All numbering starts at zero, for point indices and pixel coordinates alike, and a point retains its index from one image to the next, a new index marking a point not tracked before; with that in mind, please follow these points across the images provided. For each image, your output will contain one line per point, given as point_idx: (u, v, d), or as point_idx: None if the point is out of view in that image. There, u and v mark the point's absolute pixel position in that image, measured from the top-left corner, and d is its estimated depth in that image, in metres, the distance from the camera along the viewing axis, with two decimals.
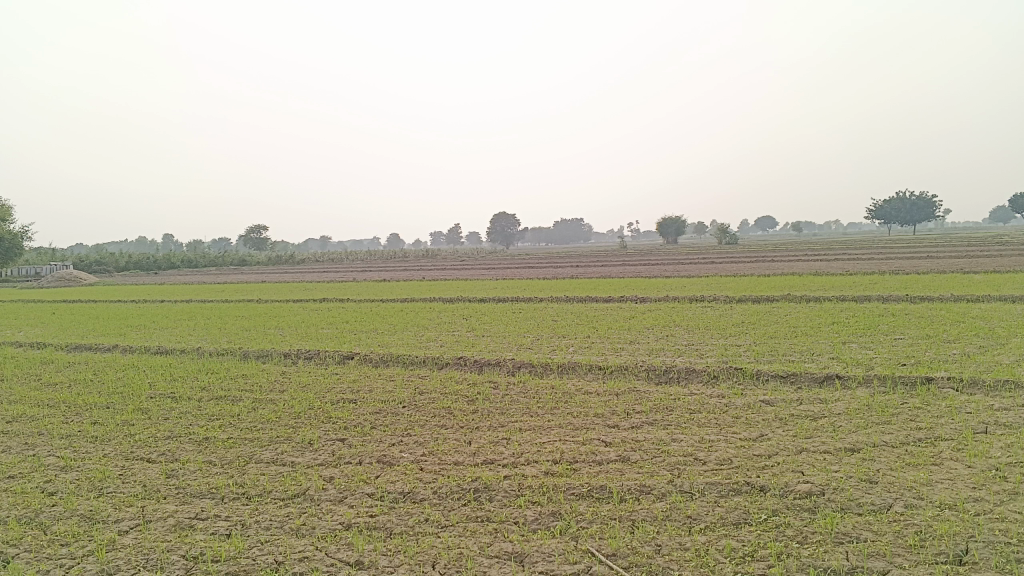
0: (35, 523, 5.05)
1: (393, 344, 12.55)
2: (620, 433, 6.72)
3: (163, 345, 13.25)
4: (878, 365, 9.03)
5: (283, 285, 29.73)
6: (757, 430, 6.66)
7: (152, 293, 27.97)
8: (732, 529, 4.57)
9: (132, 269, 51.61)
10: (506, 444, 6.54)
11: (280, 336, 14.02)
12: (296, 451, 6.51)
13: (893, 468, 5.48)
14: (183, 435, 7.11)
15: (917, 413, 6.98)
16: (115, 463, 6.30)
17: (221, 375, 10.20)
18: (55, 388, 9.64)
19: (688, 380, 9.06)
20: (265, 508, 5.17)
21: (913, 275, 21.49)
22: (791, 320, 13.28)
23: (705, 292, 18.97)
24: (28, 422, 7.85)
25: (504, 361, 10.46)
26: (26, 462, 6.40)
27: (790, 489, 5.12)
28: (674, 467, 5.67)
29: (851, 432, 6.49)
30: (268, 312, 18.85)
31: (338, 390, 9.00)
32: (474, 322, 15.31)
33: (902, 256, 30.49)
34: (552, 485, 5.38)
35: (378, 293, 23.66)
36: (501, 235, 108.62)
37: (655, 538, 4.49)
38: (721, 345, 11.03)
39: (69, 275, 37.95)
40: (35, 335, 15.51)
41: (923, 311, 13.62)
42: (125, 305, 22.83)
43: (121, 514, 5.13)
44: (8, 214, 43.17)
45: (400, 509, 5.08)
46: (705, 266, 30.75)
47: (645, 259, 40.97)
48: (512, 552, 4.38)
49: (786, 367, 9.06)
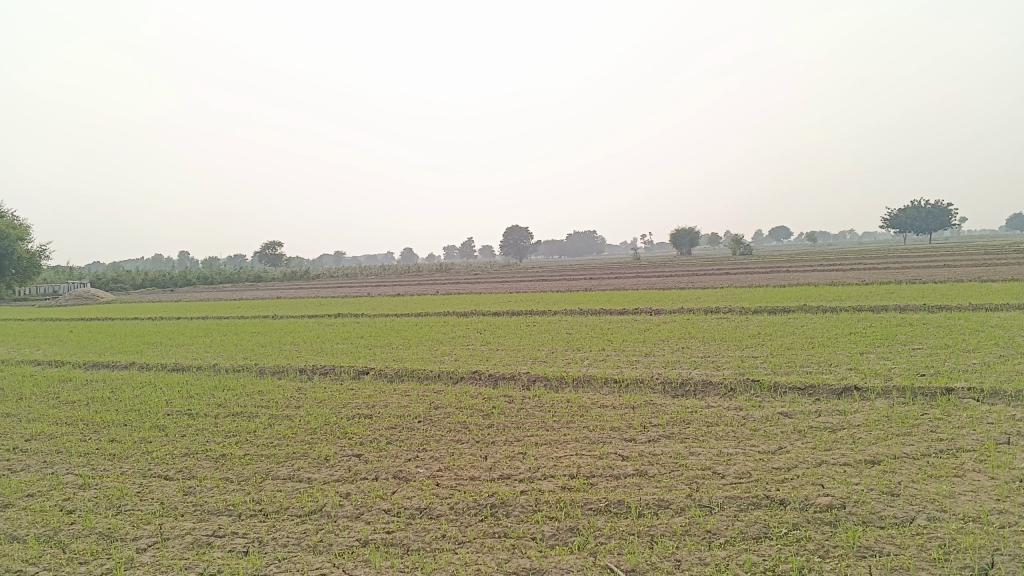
0: (53, 541, 5.06)
1: (408, 358, 12.57)
2: (637, 447, 6.68)
3: (180, 362, 13.32)
4: (896, 376, 8.95)
5: (298, 301, 29.85)
6: (775, 443, 6.60)
7: (167, 310, 28.14)
8: (752, 544, 4.52)
9: (148, 286, 52.03)
10: (522, 459, 6.51)
11: (295, 352, 14.08)
12: (313, 467, 6.51)
13: (915, 480, 5.41)
14: (200, 452, 7.14)
15: (937, 424, 6.91)
16: (133, 481, 6.32)
17: (237, 391, 10.23)
18: (73, 406, 9.70)
19: (705, 393, 9.00)
20: (283, 525, 5.17)
21: (929, 284, 21.34)
22: (808, 331, 13.19)
23: (720, 303, 18.90)
24: (47, 440, 7.90)
25: (519, 375, 10.44)
26: (44, 480, 6.43)
27: (810, 502, 5.07)
28: (691, 481, 5.63)
29: (871, 444, 6.42)
30: (283, 327, 18.92)
31: (354, 405, 9.01)
32: (488, 336, 15.30)
33: (917, 266, 30.23)
34: (569, 499, 5.35)
35: (392, 308, 23.68)
36: (515, 249, 108.76)
37: (674, 553, 4.44)
38: (737, 357, 10.97)
39: (85, 293, 38.32)
40: (53, 352, 15.64)
41: (941, 321, 13.50)
42: (142, 322, 22.99)
43: (140, 532, 5.14)
44: (26, 233, 43.62)
45: (417, 525, 5.06)
46: (720, 277, 30.66)
47: (659, 270, 40.86)
48: (531, 568, 4.35)
49: (803, 379, 9.00)
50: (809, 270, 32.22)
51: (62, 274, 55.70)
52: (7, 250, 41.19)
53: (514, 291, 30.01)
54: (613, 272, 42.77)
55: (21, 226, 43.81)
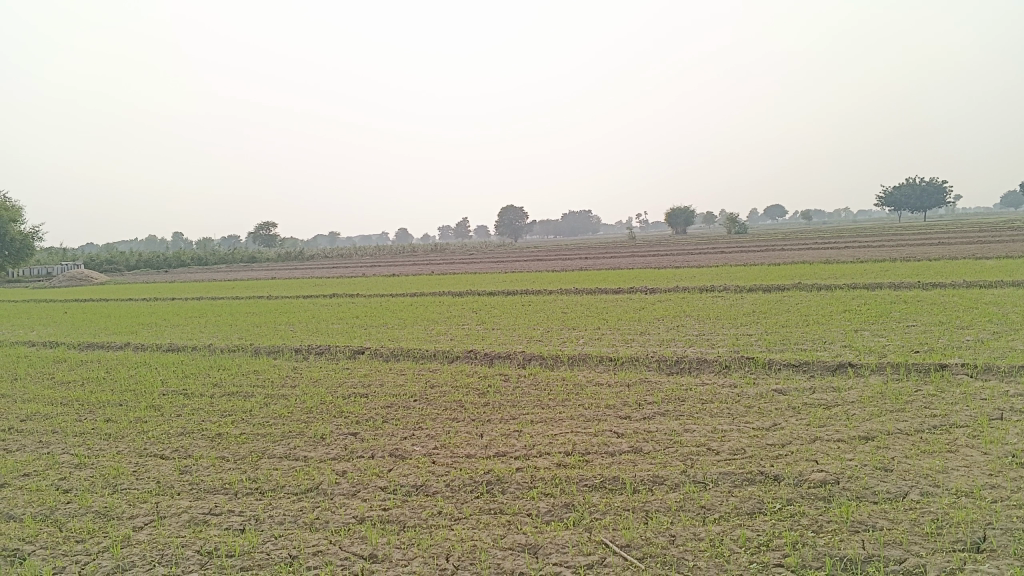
0: (50, 520, 5.07)
1: (404, 338, 12.56)
2: (632, 424, 6.70)
3: (175, 342, 13.29)
4: (891, 352, 8.98)
5: (293, 281, 29.77)
6: (769, 419, 6.62)
7: (162, 290, 28.07)
8: (746, 519, 4.54)
9: (142, 267, 51.85)
10: (518, 436, 6.53)
11: (291, 332, 14.07)
12: (309, 445, 6.52)
13: (908, 456, 5.44)
14: (196, 431, 7.14)
15: (931, 400, 6.94)
16: (129, 460, 6.33)
17: (233, 371, 10.22)
18: (68, 386, 9.69)
19: (700, 371, 9.02)
20: (279, 503, 5.19)
21: (923, 261, 21.40)
22: (802, 309, 13.21)
23: (716, 281, 18.91)
24: (42, 420, 7.89)
25: (514, 354, 10.46)
26: (40, 460, 6.43)
27: (804, 478, 5.09)
28: (686, 458, 5.65)
29: (865, 420, 6.46)
30: (278, 308, 18.89)
31: (350, 385, 9.01)
32: (483, 315, 15.30)
33: (913, 243, 30.25)
34: (564, 476, 5.37)
35: (387, 288, 23.63)
36: (511, 228, 108.69)
37: (669, 528, 4.47)
38: (733, 335, 10.99)
39: (79, 273, 38.14)
40: (48, 334, 15.60)
41: (935, 298, 13.53)
42: (137, 302, 22.93)
43: (136, 510, 5.15)
44: (19, 213, 43.39)
45: (413, 502, 5.08)
46: (715, 256, 30.66)
47: (655, 249, 40.81)
48: (526, 543, 4.37)
49: (798, 356, 9.02)
50: (805, 248, 32.18)
51: (55, 255, 55.38)
52: None
53: (510, 270, 29.93)
54: (608, 251, 42.72)
55: (13, 207, 43.56)
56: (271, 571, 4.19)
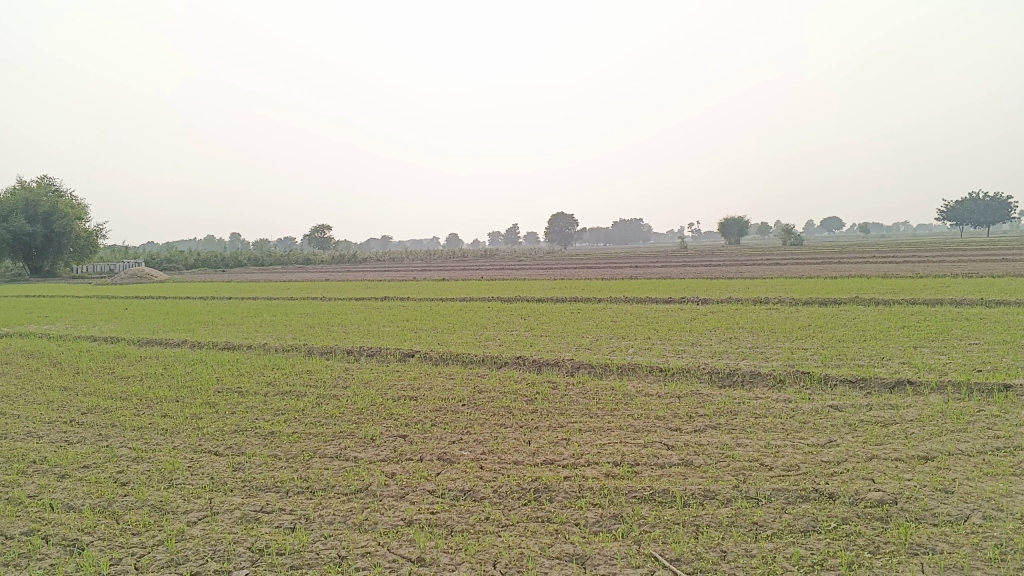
0: (108, 512, 5.19)
1: (453, 342, 12.62)
2: (683, 436, 6.62)
3: (230, 341, 13.55)
4: (952, 371, 8.72)
5: (347, 284, 30.17)
6: (825, 436, 6.48)
7: (219, 290, 28.69)
8: (800, 537, 4.45)
9: (199, 267, 53.03)
10: (566, 444, 6.49)
11: (342, 333, 14.26)
12: (359, 446, 6.58)
13: (971, 478, 5.27)
14: (249, 429, 7.26)
15: (994, 421, 6.71)
16: (184, 456, 6.45)
17: (286, 371, 10.38)
18: (127, 381, 9.94)
19: (753, 384, 8.88)
20: (329, 502, 5.24)
21: (986, 278, 20.80)
22: (860, 324, 12.91)
23: (770, 294, 18.61)
24: (101, 413, 8.12)
25: (563, 361, 10.42)
26: (100, 452, 6.60)
27: (861, 497, 4.96)
28: (738, 472, 5.55)
29: (924, 440, 6.27)
30: (331, 309, 19.14)
31: (400, 387, 9.08)
32: (532, 321, 15.29)
33: (975, 259, 29.38)
34: (613, 487, 5.32)
35: (438, 293, 23.79)
36: (561, 236, 108.56)
37: (720, 543, 4.39)
38: (787, 348, 10.81)
39: (139, 272, 39.14)
40: (108, 329, 16.04)
41: (999, 316, 13.11)
42: (195, 301, 23.48)
43: (190, 505, 5.25)
44: (86, 213, 44.84)
45: (461, 507, 5.08)
46: (768, 268, 30.24)
47: (709, 260, 40.36)
48: (574, 553, 4.33)
49: (854, 372, 8.82)
50: (864, 261, 31.44)
51: (118, 254, 56.98)
52: (65, 229, 42.31)
53: (559, 278, 29.89)
54: (659, 260, 42.38)
55: (78, 205, 44.91)
56: (320, 570, 4.23)
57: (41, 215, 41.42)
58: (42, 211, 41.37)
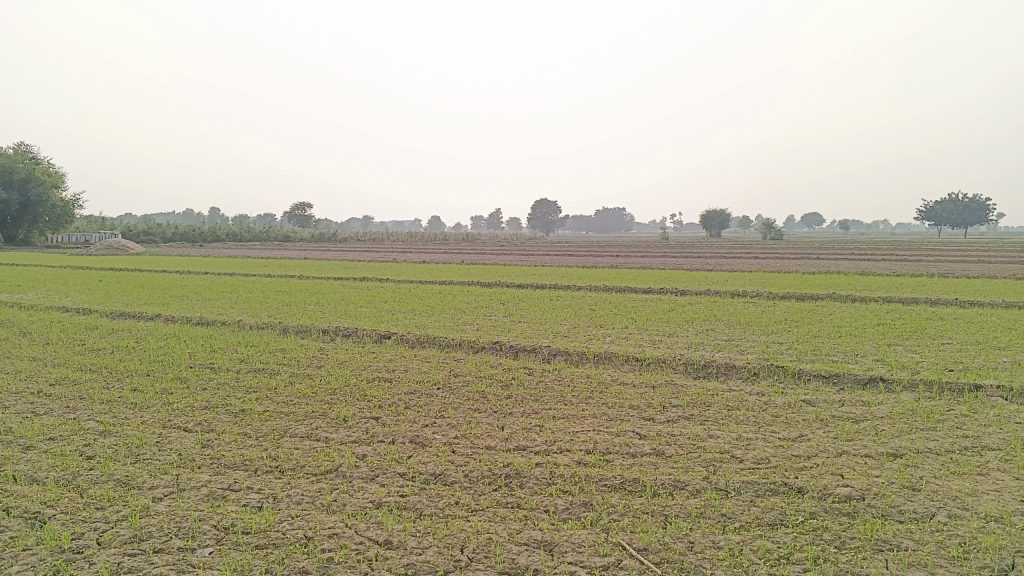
0: (72, 485, 5.12)
1: (431, 325, 12.59)
2: (656, 427, 6.63)
3: (205, 316, 13.41)
4: (924, 369, 8.81)
5: (327, 262, 30.01)
6: (796, 430, 6.52)
7: (195, 264, 28.41)
8: (768, 530, 4.46)
9: (178, 240, 52.50)
10: (539, 431, 6.48)
11: (319, 312, 14.18)
12: (331, 426, 6.53)
13: (938, 476, 5.32)
14: (220, 406, 7.19)
15: (963, 421, 6.78)
16: (153, 431, 6.38)
17: (260, 348, 10.29)
18: (97, 353, 9.82)
19: (728, 376, 8.91)
20: (298, 482, 5.19)
21: (960, 279, 21.03)
22: (835, 320, 13.00)
23: (748, 287, 18.72)
24: (70, 385, 8.01)
25: (540, 348, 10.41)
26: (66, 425, 6.51)
27: (829, 492, 5.00)
28: (709, 464, 5.57)
29: (894, 437, 6.32)
30: (309, 288, 19.03)
31: (375, 368, 9.03)
32: (511, 307, 15.28)
33: (951, 260, 29.75)
34: (584, 475, 5.32)
35: (418, 275, 23.66)
36: (543, 222, 108.66)
37: (688, 534, 4.40)
38: (762, 342, 10.86)
39: (115, 243, 38.64)
40: (82, 300, 15.81)
41: (972, 316, 13.25)
42: (171, 275, 23.25)
43: (156, 481, 5.18)
44: (62, 181, 44.23)
45: (431, 490, 5.06)
46: (747, 261, 30.54)
47: (690, 251, 40.47)
48: (542, 540, 4.32)
49: (828, 368, 8.87)
50: (843, 258, 31.68)
51: (94, 224, 56.16)
52: (41, 197, 41.74)
53: (540, 264, 29.87)
54: (639, 250, 42.45)
55: (55, 173, 44.30)
56: (285, 550, 4.19)
57: (17, 182, 40.84)
58: (18, 179, 40.78)
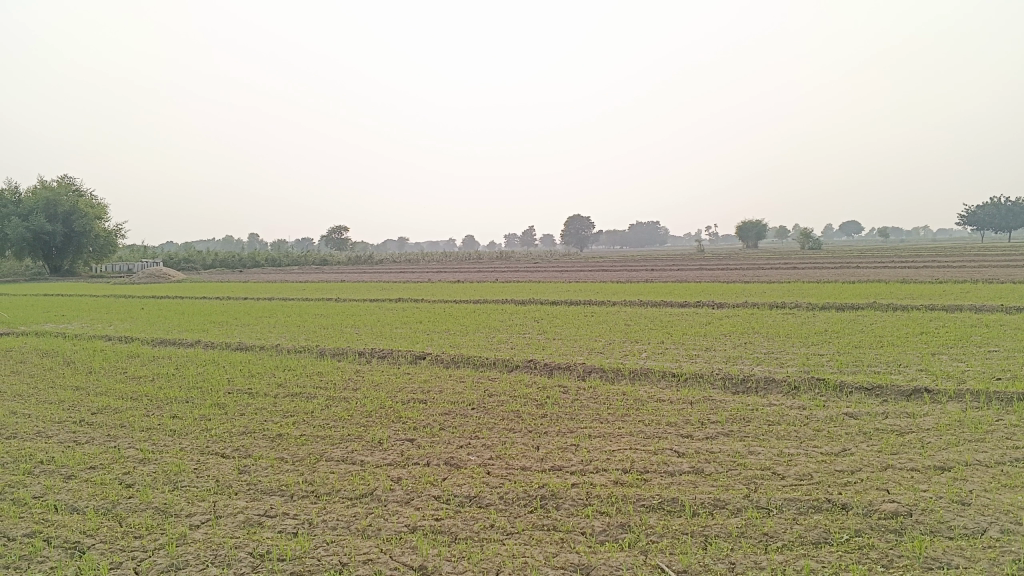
0: (111, 514, 5.17)
1: (465, 344, 12.58)
2: (694, 444, 6.52)
3: (243, 342, 13.54)
4: (971, 378, 8.57)
5: (363, 285, 30.20)
6: (839, 444, 6.37)
7: (235, 290, 28.79)
8: (811, 549, 4.34)
9: (217, 266, 53.30)
10: (575, 450, 6.41)
11: (355, 334, 14.25)
12: (366, 450, 6.53)
13: (988, 490, 5.14)
14: (257, 431, 7.23)
15: (1013, 431, 6.57)
16: (191, 458, 6.43)
17: (297, 372, 10.35)
18: (138, 381, 9.95)
19: (767, 390, 8.76)
20: (333, 507, 5.18)
21: (1006, 284, 20.52)
22: (877, 330, 12.73)
23: (786, 298, 18.45)
24: (111, 413, 8.12)
25: (575, 365, 10.33)
26: (107, 453, 6.59)
27: (875, 508, 4.85)
28: (750, 481, 5.45)
29: (941, 450, 6.14)
30: (345, 310, 19.15)
31: (410, 390, 9.03)
32: (545, 324, 15.22)
33: (996, 264, 29.10)
34: (621, 495, 5.24)
35: (453, 294, 23.73)
36: (578, 238, 108.50)
37: (729, 555, 4.30)
38: (802, 354, 10.67)
39: (157, 271, 39.31)
40: (124, 329, 16.07)
41: (1019, 322, 12.89)
42: (211, 301, 23.58)
43: (194, 508, 5.21)
44: (105, 212, 45.23)
45: (466, 514, 5.01)
46: (784, 272, 30.06)
47: (727, 263, 40.07)
48: (579, 563, 4.25)
49: (871, 379, 8.67)
50: (884, 266, 31.08)
51: (137, 253, 57.32)
52: (84, 228, 42.67)
53: (574, 280, 29.75)
54: (675, 263, 42.13)
55: (99, 205, 45.31)
56: None
57: (61, 215, 41.85)
58: (62, 211, 41.78)
